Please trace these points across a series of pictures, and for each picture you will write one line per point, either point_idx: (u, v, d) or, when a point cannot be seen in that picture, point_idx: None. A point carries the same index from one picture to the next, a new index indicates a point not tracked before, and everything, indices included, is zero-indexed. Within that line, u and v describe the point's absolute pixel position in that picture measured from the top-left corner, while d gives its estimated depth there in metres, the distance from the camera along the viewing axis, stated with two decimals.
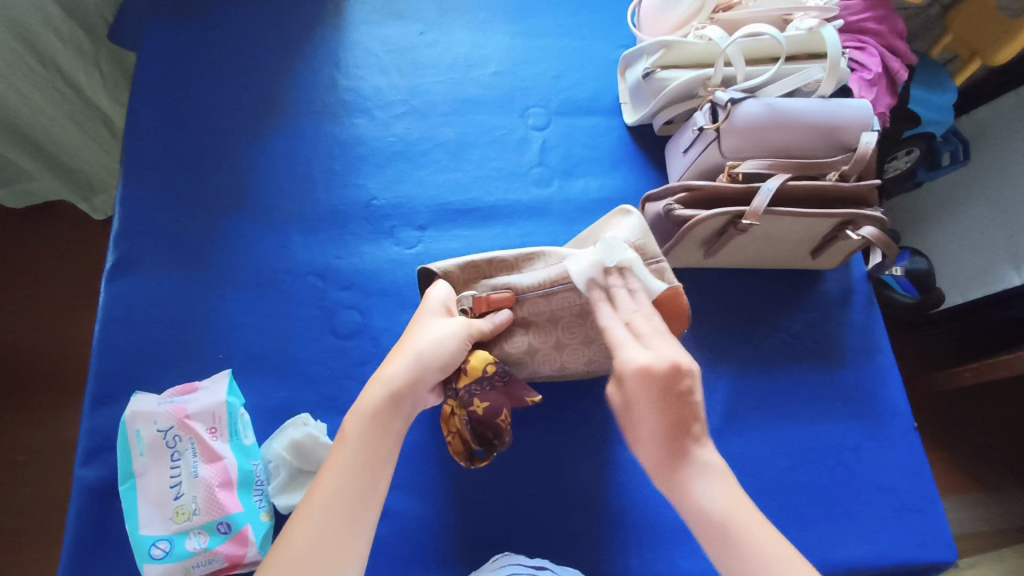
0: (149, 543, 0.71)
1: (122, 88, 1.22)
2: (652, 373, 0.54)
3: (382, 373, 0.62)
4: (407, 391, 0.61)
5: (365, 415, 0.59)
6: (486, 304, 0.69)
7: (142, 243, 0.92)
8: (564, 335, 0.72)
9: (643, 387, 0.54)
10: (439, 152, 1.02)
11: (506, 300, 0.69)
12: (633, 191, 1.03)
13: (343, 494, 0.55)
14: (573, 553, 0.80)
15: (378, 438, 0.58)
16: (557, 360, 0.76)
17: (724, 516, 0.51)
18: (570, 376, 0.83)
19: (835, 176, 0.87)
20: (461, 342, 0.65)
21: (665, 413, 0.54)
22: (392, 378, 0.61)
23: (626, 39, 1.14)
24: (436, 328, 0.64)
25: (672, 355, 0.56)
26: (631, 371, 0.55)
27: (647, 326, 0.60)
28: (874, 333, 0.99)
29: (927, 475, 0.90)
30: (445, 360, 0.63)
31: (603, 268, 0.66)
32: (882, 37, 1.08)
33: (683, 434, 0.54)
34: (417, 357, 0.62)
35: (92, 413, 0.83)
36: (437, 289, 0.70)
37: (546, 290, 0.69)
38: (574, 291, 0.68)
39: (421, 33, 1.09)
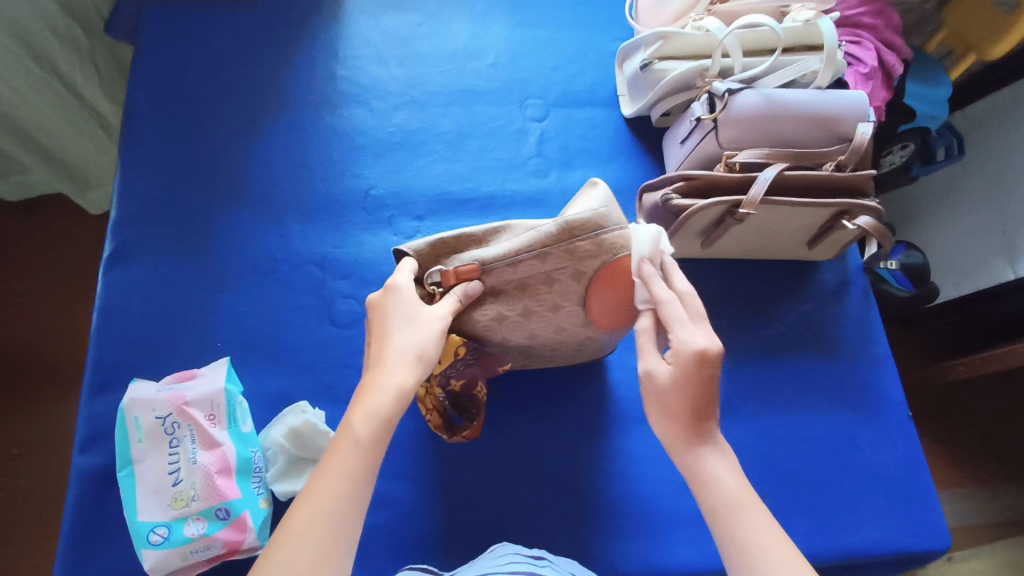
0: (148, 529, 0.71)
1: (118, 87, 1.21)
2: (698, 356, 0.56)
3: (383, 369, 0.59)
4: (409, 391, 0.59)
5: (375, 418, 0.56)
6: (452, 281, 0.65)
7: (140, 232, 0.92)
8: (533, 303, 0.70)
9: (691, 367, 0.56)
10: (437, 143, 1.02)
11: (472, 276, 0.66)
12: (630, 182, 1.04)
13: (344, 485, 0.53)
14: (571, 541, 0.80)
15: (382, 441, 0.56)
16: (525, 328, 0.74)
17: (739, 492, 0.55)
18: (541, 353, 0.82)
19: (832, 166, 0.87)
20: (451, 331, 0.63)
21: (699, 391, 0.57)
22: (404, 380, 0.59)
23: (624, 31, 1.14)
24: (430, 327, 0.62)
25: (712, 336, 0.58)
26: (687, 354, 0.57)
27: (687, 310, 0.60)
28: (870, 324, 0.99)
29: (922, 464, 0.91)
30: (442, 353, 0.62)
31: (567, 235, 0.65)
32: (878, 31, 1.09)
33: (707, 415, 0.58)
34: (418, 356, 0.60)
35: (90, 401, 0.83)
36: (399, 280, 0.63)
37: (510, 262, 0.66)
38: (539, 259, 0.66)
39: (420, 25, 1.09)
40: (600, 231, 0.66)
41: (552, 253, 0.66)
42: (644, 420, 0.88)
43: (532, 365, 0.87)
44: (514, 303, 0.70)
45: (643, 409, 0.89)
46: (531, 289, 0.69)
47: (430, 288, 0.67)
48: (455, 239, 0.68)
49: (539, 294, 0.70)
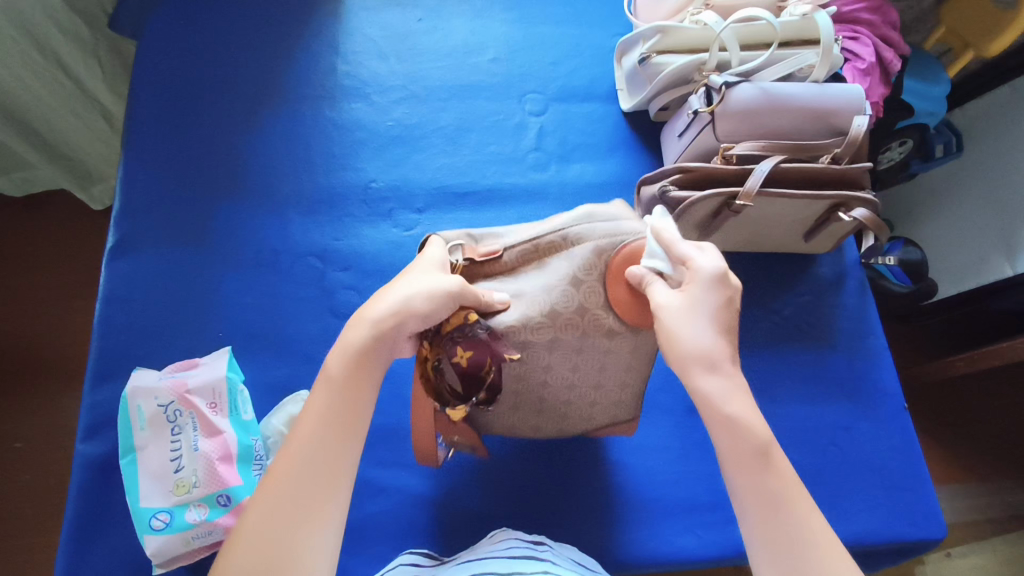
0: (149, 515, 0.72)
1: (122, 80, 1.25)
2: (719, 277, 0.54)
3: (363, 313, 0.55)
4: (390, 333, 0.54)
5: (346, 355, 0.53)
6: (474, 254, 0.67)
7: (142, 224, 0.93)
8: (554, 278, 0.67)
9: (712, 288, 0.53)
10: (436, 137, 1.03)
11: (494, 254, 0.67)
12: (629, 176, 1.05)
13: (326, 438, 0.49)
14: (569, 529, 0.81)
15: (358, 383, 0.52)
16: (544, 304, 0.66)
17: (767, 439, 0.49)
18: (555, 404, 0.73)
19: (828, 159, 0.89)
20: (453, 300, 0.57)
21: (720, 310, 0.53)
22: (378, 318, 0.54)
23: (623, 27, 1.15)
24: (429, 282, 0.57)
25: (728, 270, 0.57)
26: (709, 272, 0.54)
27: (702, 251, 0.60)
28: (866, 317, 1.00)
29: (918, 455, 0.91)
30: (430, 310, 0.56)
31: (587, 218, 0.70)
32: (875, 27, 1.09)
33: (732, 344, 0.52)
34: (401, 305, 0.55)
35: (92, 391, 0.84)
36: (431, 251, 0.63)
37: (532, 239, 0.68)
38: (560, 239, 0.68)
39: (420, 20, 1.10)
40: (618, 217, 0.70)
41: (573, 231, 0.68)
42: (641, 411, 0.89)
43: (544, 436, 0.80)
44: (532, 280, 0.68)
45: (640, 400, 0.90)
46: (551, 263, 0.68)
47: (455, 262, 0.67)
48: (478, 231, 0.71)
49: (560, 269, 0.67)
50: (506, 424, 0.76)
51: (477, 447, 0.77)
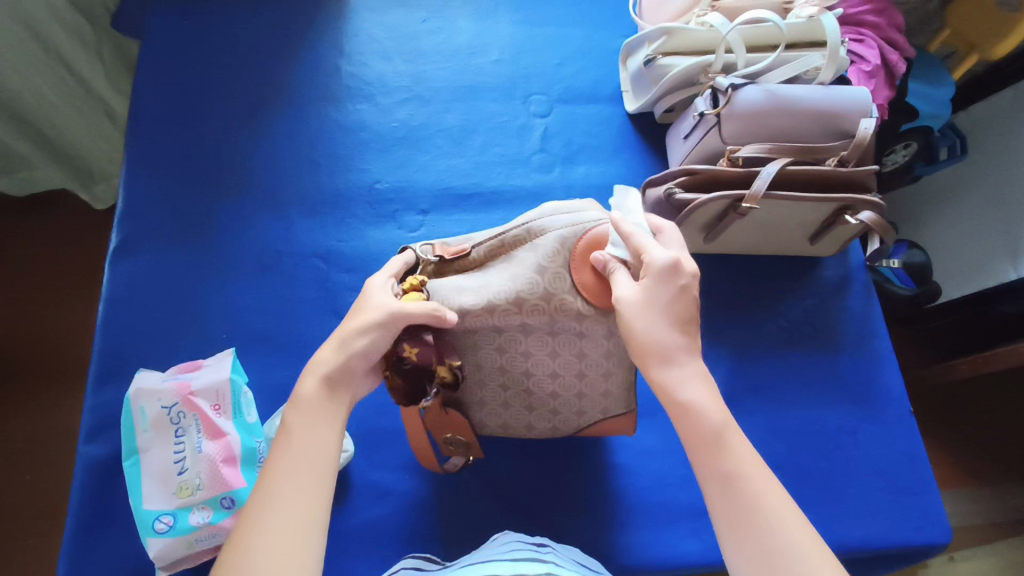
0: (153, 518, 0.71)
1: (124, 78, 1.23)
2: (671, 267, 0.57)
3: (314, 360, 0.57)
4: (341, 373, 0.56)
5: (302, 406, 0.54)
6: (444, 252, 0.68)
7: (146, 225, 0.93)
8: (520, 268, 0.64)
9: (664, 278, 0.57)
10: (441, 138, 1.03)
11: (462, 252, 0.68)
12: (633, 178, 1.04)
13: (298, 472, 0.51)
14: (572, 532, 0.80)
15: (318, 418, 0.54)
16: (510, 292, 0.63)
17: (721, 422, 0.53)
18: (543, 397, 0.70)
19: (834, 162, 0.88)
20: (387, 329, 0.57)
21: (677, 301, 0.57)
22: (323, 364, 0.56)
23: (628, 28, 1.14)
24: (365, 315, 0.58)
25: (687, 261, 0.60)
26: (662, 265, 0.57)
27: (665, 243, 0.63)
28: (871, 320, 0.99)
29: (923, 460, 0.91)
30: (370, 347, 0.57)
31: (552, 211, 0.68)
32: (880, 29, 1.09)
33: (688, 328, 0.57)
34: (342, 348, 0.57)
35: (95, 392, 0.83)
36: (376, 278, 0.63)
37: (497, 235, 0.67)
38: (525, 233, 0.67)
39: (424, 21, 1.10)
40: (585, 208, 0.68)
41: (537, 223, 0.66)
42: (646, 414, 0.89)
43: (539, 434, 0.78)
44: (499, 273, 0.66)
45: (644, 403, 0.89)
46: (517, 255, 0.66)
47: (425, 260, 0.68)
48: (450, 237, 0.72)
49: (526, 260, 0.65)
50: (498, 423, 0.76)
51: (471, 444, 0.76)
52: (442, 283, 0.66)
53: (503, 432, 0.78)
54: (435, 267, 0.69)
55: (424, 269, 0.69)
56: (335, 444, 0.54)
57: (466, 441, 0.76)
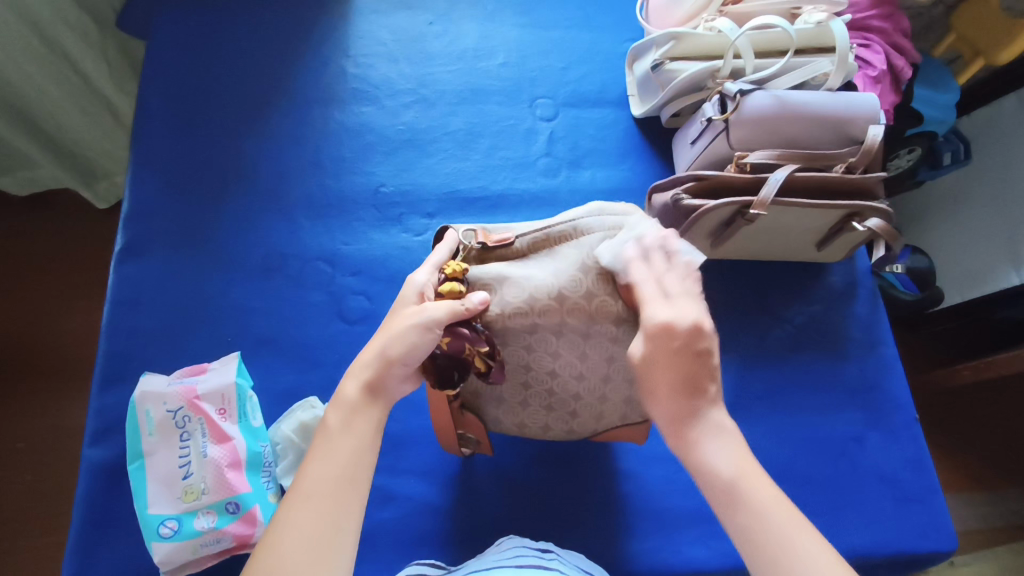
0: (158, 522, 0.71)
1: (129, 78, 1.22)
2: (662, 328, 0.53)
3: (356, 363, 0.57)
4: (380, 380, 0.55)
5: (340, 409, 0.54)
6: (486, 238, 0.67)
7: (151, 227, 0.93)
8: (563, 263, 0.65)
9: (659, 342, 0.53)
10: (446, 141, 1.02)
11: (505, 240, 0.66)
12: (639, 182, 1.04)
13: (331, 479, 0.50)
14: (578, 538, 0.80)
15: (356, 421, 0.53)
16: (553, 286, 0.63)
17: (732, 477, 0.49)
18: (565, 400, 0.70)
19: (841, 168, 0.87)
20: (427, 332, 0.56)
21: (676, 368, 0.52)
22: (364, 368, 0.56)
23: (635, 31, 1.14)
24: (407, 317, 0.57)
25: (693, 313, 0.54)
26: (652, 329, 0.53)
27: (676, 286, 0.56)
28: (877, 326, 0.99)
29: (929, 467, 0.91)
30: (408, 350, 0.55)
31: (596, 213, 0.68)
32: (887, 34, 1.09)
33: (699, 394, 0.52)
34: (380, 352, 0.55)
35: (100, 394, 0.83)
36: (416, 276, 0.62)
37: (542, 228, 0.67)
38: (570, 230, 0.67)
39: (430, 24, 1.10)
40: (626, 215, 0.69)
41: (585, 222, 0.67)
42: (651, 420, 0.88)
43: (553, 437, 0.77)
44: (543, 265, 0.65)
45: None
46: (561, 249, 0.66)
47: (466, 245, 0.67)
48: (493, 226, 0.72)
49: (569, 256, 0.65)
50: (514, 422, 0.74)
51: (482, 441, 0.78)
52: (486, 270, 0.65)
53: (517, 432, 0.77)
54: (476, 254, 0.67)
55: (466, 254, 0.67)
56: (370, 453, 0.53)
57: (477, 437, 0.78)
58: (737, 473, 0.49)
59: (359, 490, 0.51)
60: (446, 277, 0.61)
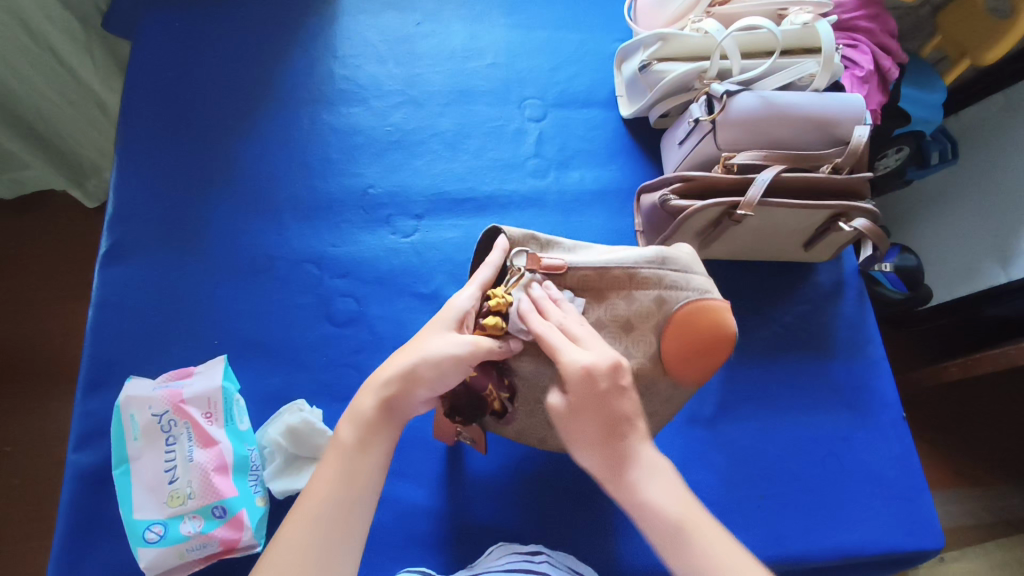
0: (144, 527, 0.71)
1: (116, 77, 1.21)
2: (586, 373, 0.53)
3: (378, 376, 0.57)
4: (401, 401, 0.56)
5: (358, 423, 0.55)
6: (537, 265, 0.66)
7: (137, 229, 0.92)
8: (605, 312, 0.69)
9: (584, 386, 0.52)
10: (434, 142, 1.02)
11: (558, 269, 0.67)
12: (628, 182, 1.04)
13: (338, 498, 0.51)
14: (567, 541, 0.80)
15: (371, 440, 0.54)
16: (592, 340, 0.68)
17: (677, 519, 0.49)
18: None
19: (828, 169, 0.88)
20: (460, 364, 0.57)
21: (601, 411, 0.52)
22: (385, 385, 0.56)
23: (623, 32, 1.14)
24: (442, 343, 0.57)
25: (610, 353, 0.55)
26: (574, 373, 0.53)
27: (582, 329, 0.59)
28: (864, 325, 1.00)
29: (916, 466, 0.91)
30: (438, 376, 0.56)
31: (658, 263, 0.70)
32: (874, 34, 1.09)
33: (625, 431, 0.52)
34: (407, 372, 0.56)
35: (85, 398, 0.82)
36: (459, 297, 0.63)
37: (600, 267, 0.69)
38: (627, 277, 0.69)
39: (418, 24, 1.10)
40: (687, 272, 0.71)
41: (643, 272, 0.69)
42: None
43: (548, 448, 0.77)
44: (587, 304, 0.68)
45: None
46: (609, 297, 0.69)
47: (517, 271, 0.66)
48: (545, 239, 0.70)
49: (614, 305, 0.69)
50: (515, 429, 0.74)
51: (478, 441, 0.77)
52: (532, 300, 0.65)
53: (515, 436, 0.76)
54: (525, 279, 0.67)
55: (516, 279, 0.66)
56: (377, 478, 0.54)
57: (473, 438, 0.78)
58: (682, 512, 0.49)
59: (361, 518, 0.51)
60: (490, 308, 0.63)
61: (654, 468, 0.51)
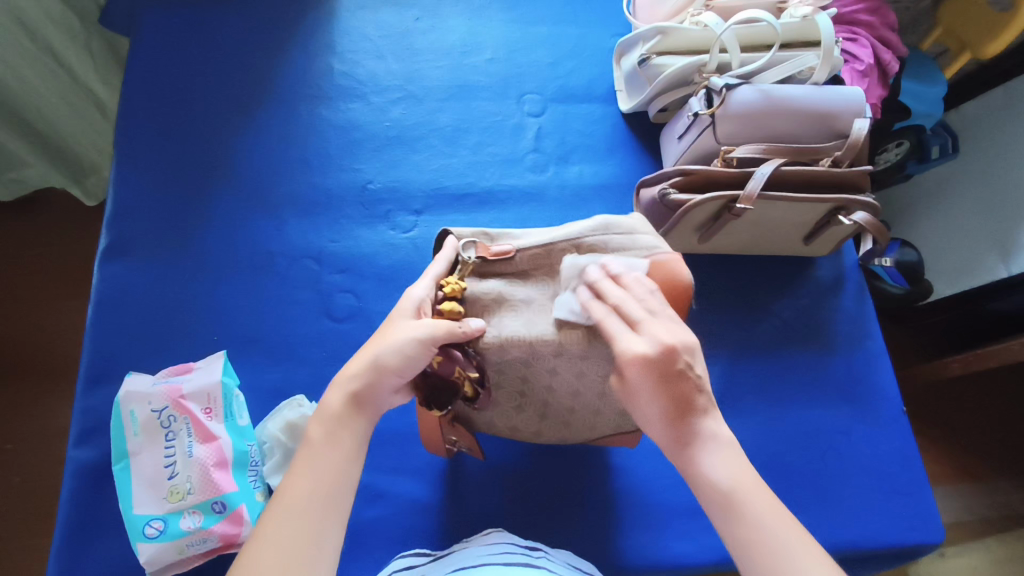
0: (143, 522, 0.70)
1: (115, 74, 1.21)
2: (645, 362, 0.52)
3: (343, 373, 0.57)
4: (368, 393, 0.56)
5: (325, 421, 0.54)
6: (486, 253, 0.65)
7: (135, 225, 0.92)
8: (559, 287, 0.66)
9: (643, 376, 0.52)
10: (433, 137, 1.02)
11: (505, 254, 0.66)
12: (627, 177, 1.04)
13: (316, 491, 0.50)
14: (567, 536, 0.80)
15: (339, 435, 0.53)
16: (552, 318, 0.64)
17: (729, 487, 0.49)
18: (560, 411, 0.71)
19: (828, 162, 0.88)
20: (424, 347, 0.56)
21: (661, 395, 0.52)
22: (352, 379, 0.56)
23: (622, 27, 1.14)
24: (406, 330, 0.57)
25: (665, 336, 0.53)
26: (631, 365, 0.52)
27: (641, 309, 0.56)
28: (864, 320, 1.00)
29: (917, 460, 0.91)
30: (404, 362, 0.56)
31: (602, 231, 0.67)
32: (874, 28, 1.09)
33: (688, 411, 0.52)
34: (373, 362, 0.56)
35: (85, 394, 0.82)
36: (414, 289, 0.63)
37: (545, 243, 0.66)
38: (574, 249, 0.66)
39: (417, 19, 1.09)
40: (635, 234, 0.67)
41: (588, 240, 0.66)
42: None
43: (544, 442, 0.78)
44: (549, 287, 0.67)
45: None
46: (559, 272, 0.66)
47: (466, 259, 0.66)
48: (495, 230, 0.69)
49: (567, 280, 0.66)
50: (507, 425, 0.74)
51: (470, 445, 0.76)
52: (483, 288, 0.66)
53: (506, 433, 0.76)
54: (476, 268, 0.67)
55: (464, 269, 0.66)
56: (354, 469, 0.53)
57: (468, 446, 0.77)
58: (734, 483, 0.49)
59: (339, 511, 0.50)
60: (446, 295, 0.63)
61: (718, 441, 0.51)
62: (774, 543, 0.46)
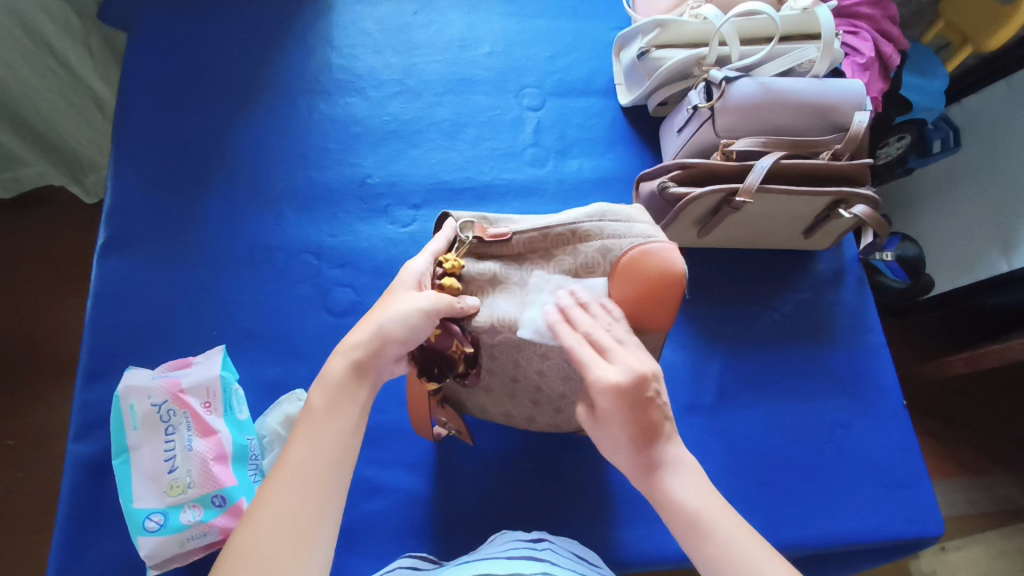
0: (143, 515, 0.71)
1: (113, 70, 1.20)
2: (619, 387, 0.52)
3: (345, 342, 0.57)
4: (371, 361, 0.56)
5: (328, 387, 0.54)
6: (482, 233, 0.65)
7: (134, 221, 0.92)
8: (555, 269, 0.65)
9: (615, 401, 0.52)
10: (433, 131, 1.02)
11: (501, 236, 0.65)
12: (626, 170, 1.03)
13: (319, 461, 0.49)
14: (566, 528, 0.80)
15: (340, 405, 0.53)
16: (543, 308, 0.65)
17: (696, 509, 0.50)
18: (553, 398, 0.71)
19: (827, 155, 0.87)
20: (428, 317, 0.58)
21: (629, 421, 0.52)
22: (356, 346, 0.56)
23: (621, 20, 1.13)
24: (408, 301, 0.58)
25: (636, 364, 0.53)
26: (602, 390, 0.52)
27: (610, 337, 0.56)
28: (864, 313, 1.00)
29: (916, 453, 0.91)
30: (408, 333, 0.57)
31: (599, 217, 0.66)
32: (875, 21, 1.08)
33: (654, 437, 0.53)
34: (377, 332, 0.56)
35: (85, 389, 0.83)
36: (415, 263, 0.64)
37: (540, 228, 0.65)
38: (569, 233, 0.66)
39: (415, 13, 1.09)
40: (630, 220, 0.67)
41: (584, 226, 0.65)
42: None
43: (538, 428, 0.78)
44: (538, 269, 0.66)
45: None
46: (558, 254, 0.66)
47: (464, 239, 0.66)
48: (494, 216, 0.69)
49: (563, 262, 0.65)
50: (500, 411, 0.76)
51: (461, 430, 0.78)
52: (481, 268, 0.66)
53: (500, 418, 0.78)
54: (473, 247, 0.67)
55: (464, 247, 0.66)
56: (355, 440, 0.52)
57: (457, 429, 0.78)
58: (699, 504, 0.50)
59: (340, 481, 0.50)
60: (446, 271, 0.63)
61: (682, 467, 0.52)
62: (737, 558, 0.47)
